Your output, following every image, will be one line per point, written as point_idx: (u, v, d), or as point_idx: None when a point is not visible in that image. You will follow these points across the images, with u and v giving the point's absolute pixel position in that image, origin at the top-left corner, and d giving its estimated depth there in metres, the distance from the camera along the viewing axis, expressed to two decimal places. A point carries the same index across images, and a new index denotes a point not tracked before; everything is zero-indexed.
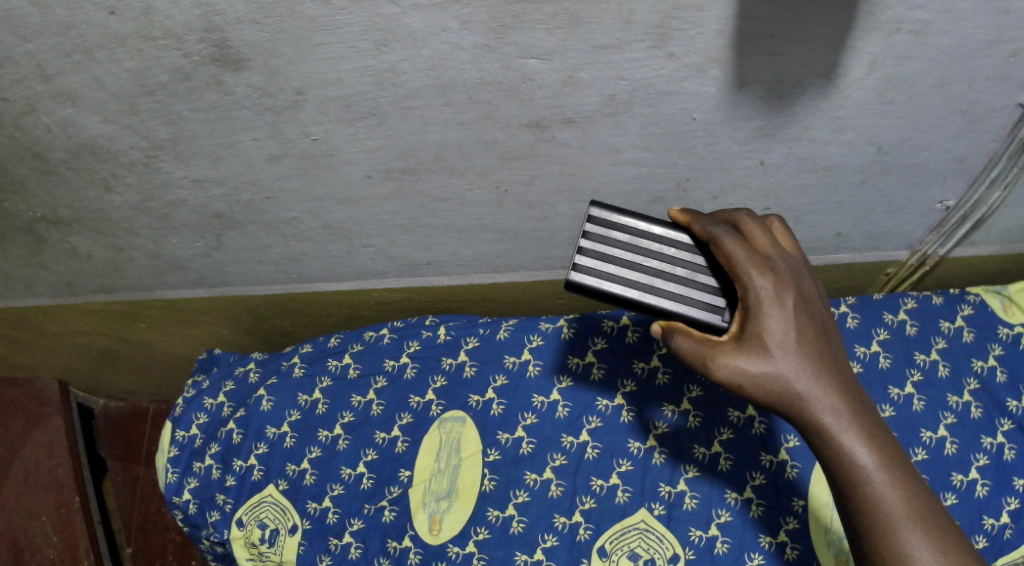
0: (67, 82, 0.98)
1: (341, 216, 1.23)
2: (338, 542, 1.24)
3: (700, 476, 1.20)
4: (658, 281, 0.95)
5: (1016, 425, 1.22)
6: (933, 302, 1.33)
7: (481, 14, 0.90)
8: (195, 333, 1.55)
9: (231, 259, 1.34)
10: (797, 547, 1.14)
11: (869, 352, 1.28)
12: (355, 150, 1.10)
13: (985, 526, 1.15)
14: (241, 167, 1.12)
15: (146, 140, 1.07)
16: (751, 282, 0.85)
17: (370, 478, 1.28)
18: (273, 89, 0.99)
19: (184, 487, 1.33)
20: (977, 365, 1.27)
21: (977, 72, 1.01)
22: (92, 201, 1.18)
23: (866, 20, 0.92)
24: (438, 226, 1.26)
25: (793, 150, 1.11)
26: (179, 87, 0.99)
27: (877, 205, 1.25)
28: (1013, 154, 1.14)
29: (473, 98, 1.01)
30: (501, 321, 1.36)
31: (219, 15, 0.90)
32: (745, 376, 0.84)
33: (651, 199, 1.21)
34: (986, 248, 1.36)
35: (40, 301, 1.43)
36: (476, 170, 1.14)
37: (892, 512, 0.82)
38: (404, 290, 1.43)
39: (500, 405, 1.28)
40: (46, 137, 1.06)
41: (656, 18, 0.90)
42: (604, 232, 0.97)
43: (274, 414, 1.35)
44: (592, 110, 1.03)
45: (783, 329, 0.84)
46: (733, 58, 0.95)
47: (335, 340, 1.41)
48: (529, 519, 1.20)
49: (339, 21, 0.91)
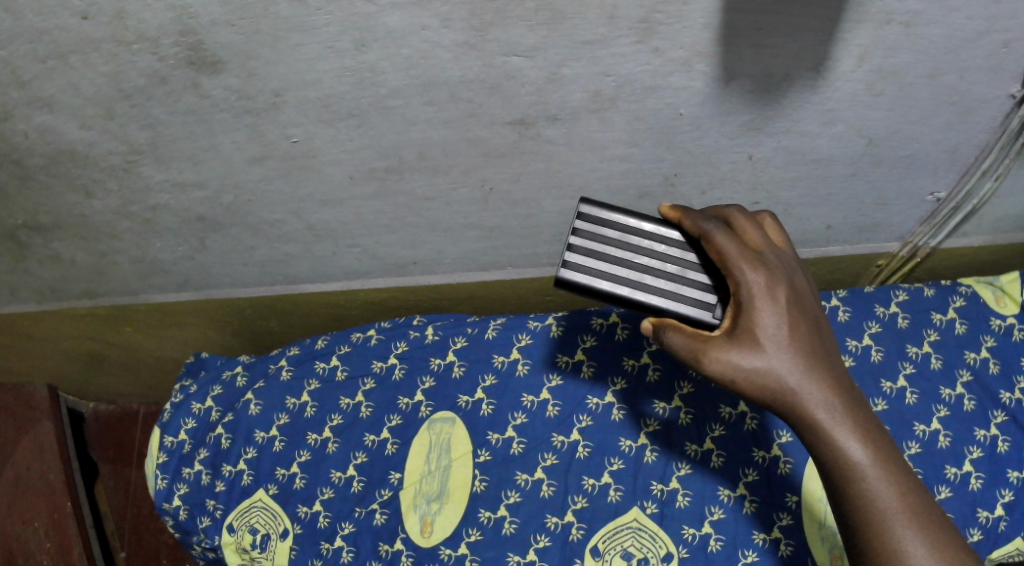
0: (43, 88, 0.96)
1: (324, 217, 1.22)
2: (329, 546, 1.23)
3: (692, 473, 1.19)
4: (647, 277, 0.94)
5: (1009, 416, 1.21)
6: (925, 294, 1.31)
7: (460, 11, 0.88)
8: (184, 335, 1.54)
9: (216, 261, 1.32)
10: (791, 543, 1.13)
11: (860, 346, 1.27)
12: (337, 151, 1.08)
13: (980, 519, 1.15)
14: (222, 169, 1.11)
15: (126, 144, 1.05)
16: (742, 277, 0.84)
17: (360, 480, 1.27)
18: (252, 92, 0.98)
19: (174, 493, 1.32)
20: (970, 357, 1.26)
21: (966, 63, 0.99)
22: (73, 207, 1.17)
23: (856, 11, 0.90)
24: (424, 225, 1.25)
25: (781, 143, 1.09)
26: (156, 91, 0.97)
27: (867, 197, 1.23)
28: (1004, 145, 1.13)
29: (455, 96, 0.99)
30: (490, 319, 1.35)
31: (193, 17, 0.88)
32: (737, 371, 0.82)
33: (638, 195, 1.20)
34: (976, 239, 1.35)
35: (25, 307, 1.42)
36: (460, 168, 1.12)
37: (887, 508, 0.81)
38: (392, 290, 1.42)
39: (490, 405, 1.27)
40: (24, 143, 1.04)
41: (641, 12, 0.89)
42: (594, 229, 0.96)
43: (263, 417, 1.34)
44: (576, 106, 1.02)
45: (776, 324, 0.83)
46: (720, 52, 0.94)
47: (323, 341, 1.40)
48: (520, 519, 1.19)
49: (316, 21, 0.89)
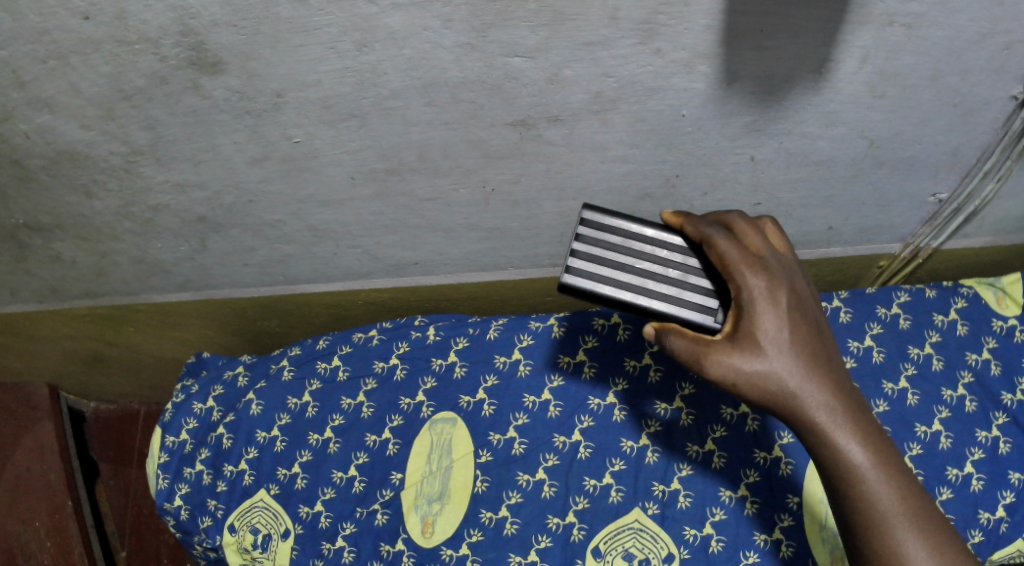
0: (43, 89, 0.96)
1: (324, 218, 1.21)
2: (330, 546, 1.23)
3: (694, 474, 1.19)
4: (650, 283, 0.94)
5: (1010, 418, 1.21)
6: (926, 295, 1.31)
7: (462, 12, 0.88)
8: (185, 335, 1.53)
9: (217, 261, 1.32)
10: (792, 544, 1.13)
11: (862, 347, 1.27)
12: (337, 152, 1.08)
13: (981, 521, 1.15)
14: (222, 170, 1.10)
15: (127, 145, 1.05)
16: (743, 281, 0.84)
17: (362, 481, 1.27)
18: (253, 92, 0.98)
19: (175, 493, 1.31)
20: (971, 358, 1.26)
21: (969, 64, 0.99)
22: (73, 207, 1.16)
23: (858, 13, 0.90)
24: (424, 226, 1.25)
25: (783, 145, 1.09)
26: (156, 92, 0.97)
27: (870, 198, 1.23)
28: (1006, 146, 1.12)
29: (456, 97, 0.99)
30: (491, 320, 1.35)
31: (195, 18, 0.88)
32: (738, 374, 0.82)
33: (639, 196, 1.20)
34: (978, 239, 1.35)
35: (26, 307, 1.42)
36: (460, 169, 1.12)
37: (887, 510, 0.81)
38: (393, 290, 1.42)
39: (491, 406, 1.27)
40: (24, 144, 1.04)
41: (643, 14, 0.88)
42: (597, 235, 0.96)
43: (265, 417, 1.34)
44: (578, 108, 1.01)
45: (777, 328, 0.83)
46: (721, 53, 0.93)
47: (324, 342, 1.40)
48: (521, 519, 1.19)
49: (317, 22, 0.89)
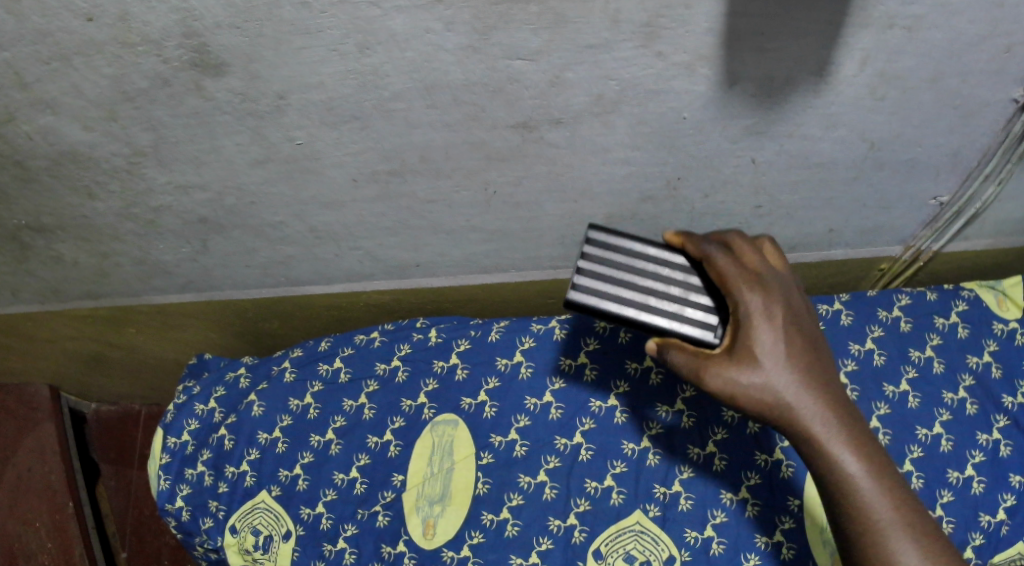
0: (45, 90, 0.96)
1: (326, 219, 1.22)
2: (332, 548, 1.23)
3: (695, 477, 1.19)
4: (652, 299, 0.94)
5: (1011, 421, 1.21)
6: (927, 297, 1.31)
7: (464, 14, 0.88)
8: (187, 337, 1.54)
9: (218, 263, 1.32)
10: (793, 546, 1.13)
11: (863, 350, 1.27)
12: (339, 154, 1.08)
13: (981, 523, 1.15)
14: (224, 171, 1.11)
15: (129, 147, 1.05)
16: (741, 296, 0.85)
17: (364, 483, 1.27)
18: (255, 94, 0.98)
19: (177, 494, 1.32)
20: (972, 361, 1.26)
21: (970, 66, 0.99)
22: (75, 208, 1.17)
23: (859, 15, 0.90)
24: (426, 227, 1.25)
25: (784, 146, 1.09)
26: (159, 94, 0.97)
27: (871, 200, 1.23)
28: (1007, 148, 1.13)
29: (458, 99, 0.99)
30: (493, 322, 1.35)
31: (197, 19, 0.88)
32: (736, 387, 0.82)
33: (640, 198, 1.20)
34: (979, 242, 1.35)
35: (28, 309, 1.42)
36: (462, 170, 1.12)
37: (884, 522, 0.81)
38: (394, 292, 1.42)
39: (493, 408, 1.27)
40: (26, 145, 1.04)
41: (644, 16, 0.89)
42: (601, 253, 0.96)
43: (266, 419, 1.34)
44: (579, 109, 1.02)
45: (774, 342, 0.83)
46: (722, 56, 0.94)
47: (325, 344, 1.40)
48: (523, 521, 1.19)
49: (319, 24, 0.89)
